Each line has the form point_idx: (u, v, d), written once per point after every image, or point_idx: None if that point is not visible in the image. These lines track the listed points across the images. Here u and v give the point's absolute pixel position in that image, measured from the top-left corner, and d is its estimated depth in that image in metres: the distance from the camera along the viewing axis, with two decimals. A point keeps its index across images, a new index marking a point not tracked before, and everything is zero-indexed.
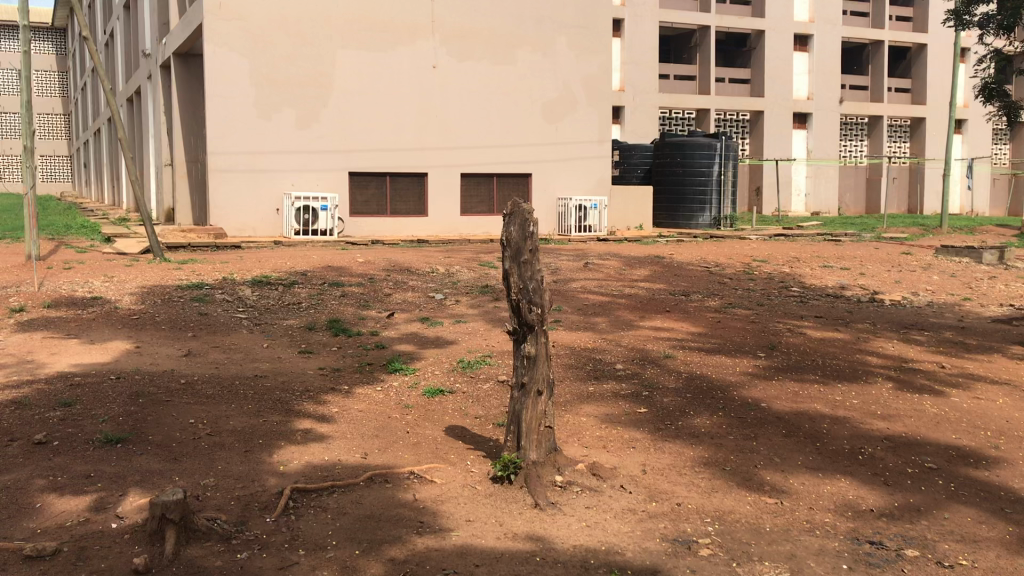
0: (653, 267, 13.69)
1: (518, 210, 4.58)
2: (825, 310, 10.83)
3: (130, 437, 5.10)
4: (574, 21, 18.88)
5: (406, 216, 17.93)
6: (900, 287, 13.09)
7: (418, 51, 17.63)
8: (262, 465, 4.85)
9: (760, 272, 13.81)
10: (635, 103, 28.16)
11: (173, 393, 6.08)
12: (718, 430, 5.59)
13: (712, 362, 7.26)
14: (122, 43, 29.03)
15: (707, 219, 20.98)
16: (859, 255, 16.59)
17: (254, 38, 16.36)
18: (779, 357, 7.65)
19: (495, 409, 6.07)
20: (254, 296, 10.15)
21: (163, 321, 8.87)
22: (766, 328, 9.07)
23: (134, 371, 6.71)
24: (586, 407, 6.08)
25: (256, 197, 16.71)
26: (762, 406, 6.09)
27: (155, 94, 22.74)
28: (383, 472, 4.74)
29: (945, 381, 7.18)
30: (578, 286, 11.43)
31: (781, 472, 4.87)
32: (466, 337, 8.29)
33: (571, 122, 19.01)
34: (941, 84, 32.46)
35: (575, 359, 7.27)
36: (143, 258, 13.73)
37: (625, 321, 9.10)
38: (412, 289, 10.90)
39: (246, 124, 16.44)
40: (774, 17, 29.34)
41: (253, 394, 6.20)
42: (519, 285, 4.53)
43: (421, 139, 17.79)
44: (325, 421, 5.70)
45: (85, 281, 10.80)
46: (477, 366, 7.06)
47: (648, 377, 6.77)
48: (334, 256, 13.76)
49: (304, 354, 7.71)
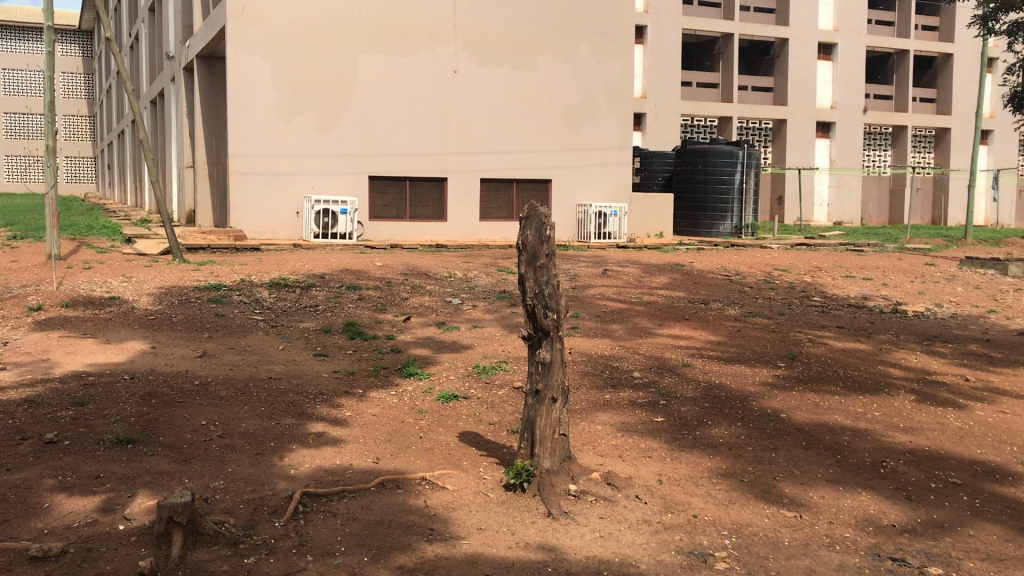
0: (674, 274, 13.60)
1: (535, 214, 4.54)
2: (847, 321, 10.69)
3: (141, 438, 5.06)
4: (596, 27, 18.83)
5: (425, 221, 17.91)
6: (923, 299, 12.92)
7: (439, 55, 17.62)
8: (272, 468, 4.79)
9: (781, 281, 13.69)
10: (657, 110, 28.02)
11: (186, 394, 6.04)
12: (737, 440, 5.49)
13: (731, 372, 7.15)
14: (147, 45, 29.28)
15: (729, 227, 20.86)
16: (882, 266, 16.42)
17: (277, 42, 16.40)
18: (799, 367, 7.53)
19: (509, 416, 6.00)
20: (271, 298, 10.12)
21: (180, 322, 8.86)
22: (786, 338, 8.96)
23: (149, 372, 6.68)
24: (602, 415, 5.99)
25: (276, 200, 16.71)
26: (782, 417, 5.98)
27: (178, 97, 22.90)
28: (396, 477, 4.68)
29: (969, 395, 7.02)
30: (596, 293, 11.35)
31: (801, 484, 4.76)
32: (482, 342, 8.23)
33: (592, 128, 18.93)
34: (967, 94, 32.15)
35: (592, 366, 7.18)
36: (162, 259, 13.77)
37: (642, 328, 9.01)
38: (429, 293, 10.85)
39: (267, 128, 16.47)
40: (798, 25, 29.16)
41: (267, 397, 6.16)
42: (534, 289, 4.45)
43: (442, 144, 17.77)
44: (338, 425, 5.64)
45: (103, 281, 10.83)
46: (493, 372, 7.00)
47: (666, 385, 6.68)
48: (353, 259, 13.74)
49: (319, 357, 7.66)
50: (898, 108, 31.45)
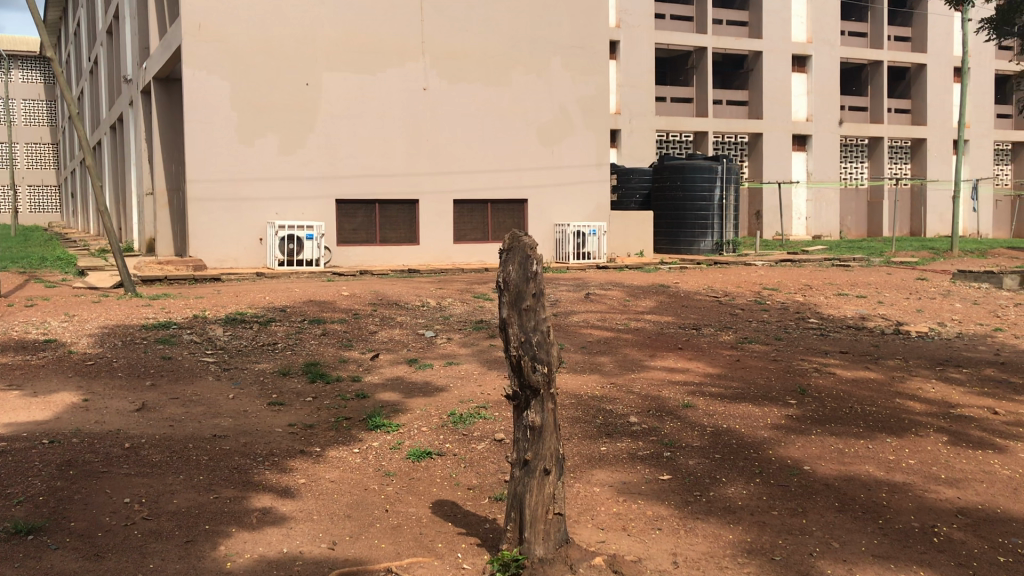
0: (660, 297, 12.85)
1: (517, 245, 3.75)
2: (850, 345, 9.96)
3: (46, 526, 4.17)
4: (570, 41, 18.16)
5: (396, 245, 17.05)
6: (924, 317, 12.23)
7: (407, 73, 16.85)
8: (203, 562, 3.93)
9: (773, 302, 12.94)
10: (632, 126, 27.39)
11: (112, 463, 5.14)
12: (758, 503, 4.70)
13: (738, 413, 6.34)
14: (105, 68, 28.26)
15: (709, 244, 20.11)
16: (874, 282, 15.77)
17: (235, 60, 15.56)
18: (812, 405, 6.73)
19: (491, 478, 5.16)
20: (225, 337, 9.22)
21: (121, 367, 7.96)
22: (789, 368, 8.17)
23: (72, 434, 5.76)
24: (599, 473, 5.18)
25: (238, 227, 15.81)
26: (805, 470, 5.20)
27: (137, 123, 21.95)
28: (354, 570, 3.85)
29: (1003, 433, 6.25)
30: (580, 320, 10.54)
31: (844, 563, 3.97)
32: (459, 383, 7.39)
33: (568, 145, 18.23)
34: (942, 104, 31.79)
35: (581, 410, 6.35)
36: (113, 293, 12.86)
37: (633, 361, 8.21)
38: (399, 326, 9.98)
39: (227, 151, 15.58)
40: (772, 38, 28.68)
41: (209, 462, 5.27)
42: (519, 337, 3.65)
43: (412, 165, 16.96)
44: (287, 497, 4.80)
45: (41, 321, 9.89)
46: (471, 421, 6.14)
47: (668, 433, 5.86)
48: (318, 289, 12.88)
49: (274, 407, 6.78)
50: (874, 120, 31.06)
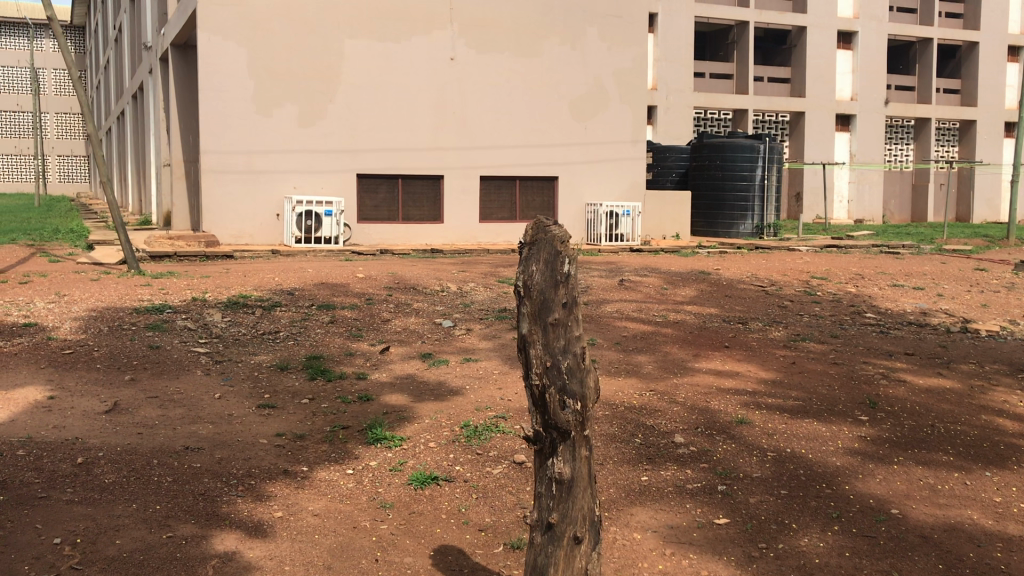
0: (701, 285, 11.80)
1: (542, 237, 2.89)
2: (914, 345, 8.93)
3: None
4: (607, 10, 17.05)
5: (419, 223, 16.12)
6: (993, 314, 11.10)
7: (434, 42, 15.86)
8: None
9: (824, 293, 11.86)
10: (669, 103, 26.21)
11: (54, 485, 4.28)
12: (843, 562, 3.76)
13: (804, 434, 5.35)
14: (128, 37, 27.54)
15: (749, 227, 19.02)
16: (930, 272, 14.60)
17: (252, 25, 14.65)
18: (887, 422, 5.75)
19: (509, 515, 4.26)
20: (223, 324, 8.36)
21: (102, 357, 7.13)
22: (851, 373, 7.14)
23: (20, 444, 4.89)
24: (641, 513, 4.24)
25: (255, 202, 14.97)
26: (893, 515, 4.23)
27: (156, 90, 21.14)
28: None
29: None
30: (613, 311, 9.56)
31: None
32: (476, 384, 6.47)
33: (603, 120, 17.18)
34: (995, 84, 30.19)
35: (619, 426, 5.39)
36: (115, 270, 12.04)
37: (676, 362, 7.22)
38: (416, 314, 9.06)
39: (243, 120, 14.72)
40: (817, 13, 27.34)
41: (174, 486, 4.40)
42: (543, 359, 2.80)
43: (437, 138, 16.01)
44: (257, 537, 3.93)
45: (27, 302, 9.04)
46: (487, 436, 5.23)
47: (722, 458, 4.91)
48: (333, 269, 12.01)
49: (264, 411, 5.90)
50: (921, 99, 29.62)
